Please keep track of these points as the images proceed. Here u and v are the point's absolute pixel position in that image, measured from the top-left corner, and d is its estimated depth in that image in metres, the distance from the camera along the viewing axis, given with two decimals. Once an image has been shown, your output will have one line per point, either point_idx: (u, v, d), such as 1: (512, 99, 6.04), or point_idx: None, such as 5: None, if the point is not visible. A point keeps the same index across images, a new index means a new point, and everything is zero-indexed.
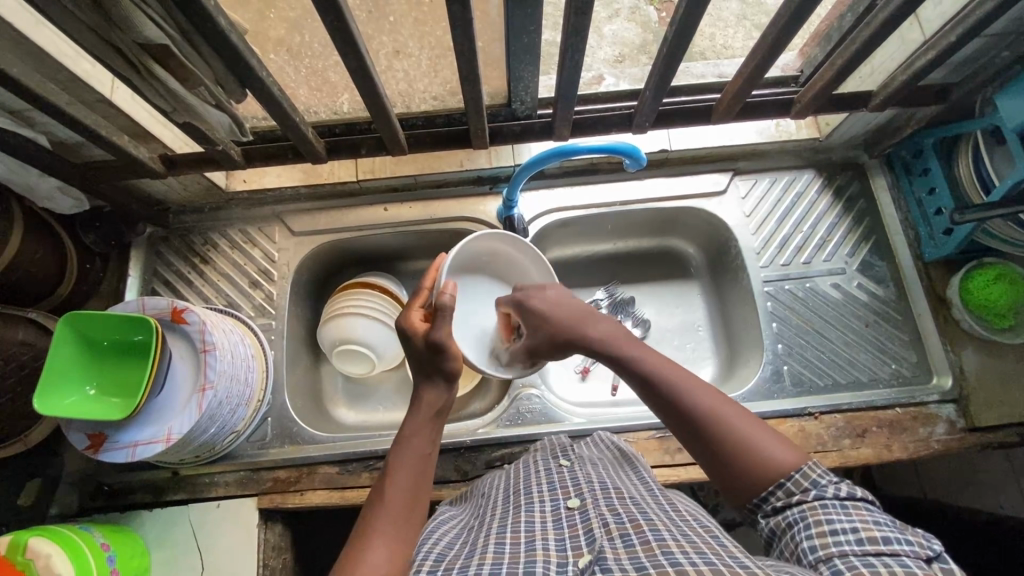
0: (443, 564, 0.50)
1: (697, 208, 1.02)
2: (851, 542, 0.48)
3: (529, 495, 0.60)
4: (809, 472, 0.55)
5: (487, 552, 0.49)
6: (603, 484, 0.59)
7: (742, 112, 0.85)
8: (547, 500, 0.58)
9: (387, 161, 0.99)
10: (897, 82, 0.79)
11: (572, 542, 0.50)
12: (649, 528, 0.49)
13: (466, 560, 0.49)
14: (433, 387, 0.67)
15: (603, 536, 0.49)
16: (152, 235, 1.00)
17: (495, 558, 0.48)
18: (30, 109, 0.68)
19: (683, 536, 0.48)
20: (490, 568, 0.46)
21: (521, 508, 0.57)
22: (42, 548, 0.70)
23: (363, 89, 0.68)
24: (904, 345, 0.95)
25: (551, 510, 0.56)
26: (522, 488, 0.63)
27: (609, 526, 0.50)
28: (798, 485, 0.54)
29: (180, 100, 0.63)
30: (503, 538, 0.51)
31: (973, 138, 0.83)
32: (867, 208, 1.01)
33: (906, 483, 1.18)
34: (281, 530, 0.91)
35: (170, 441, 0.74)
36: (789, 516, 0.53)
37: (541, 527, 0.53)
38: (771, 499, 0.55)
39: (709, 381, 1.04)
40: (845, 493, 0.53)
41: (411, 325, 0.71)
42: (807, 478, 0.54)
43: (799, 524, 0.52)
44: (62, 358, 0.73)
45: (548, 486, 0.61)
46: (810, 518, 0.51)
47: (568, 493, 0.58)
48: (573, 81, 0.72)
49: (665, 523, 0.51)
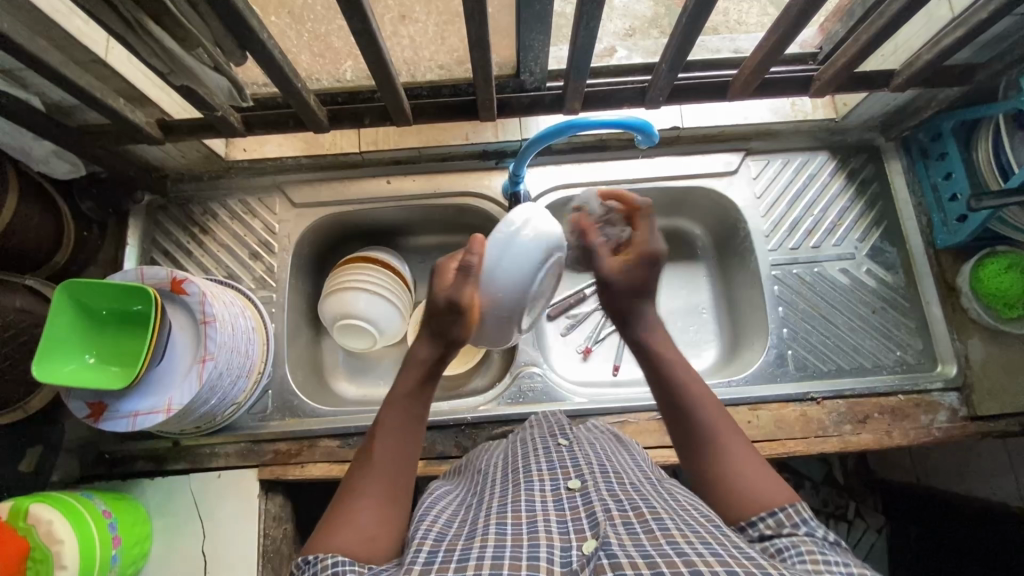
0: (444, 545, 0.49)
1: (706, 189, 0.99)
2: (843, 572, 0.44)
3: (528, 473, 0.59)
4: (799, 508, 0.53)
5: (487, 532, 0.49)
6: (602, 467, 0.60)
7: (759, 89, 0.83)
8: (547, 479, 0.58)
9: (390, 132, 0.97)
10: (921, 61, 0.76)
11: (574, 525, 0.50)
12: (652, 518, 0.49)
13: (465, 541, 0.49)
14: (429, 347, 0.63)
15: (606, 522, 0.49)
16: (151, 203, 0.98)
17: (497, 539, 0.47)
18: (22, 68, 0.65)
19: (688, 526, 0.48)
20: (493, 550, 0.46)
21: (521, 486, 0.57)
22: (43, 513, 0.70)
23: (368, 55, 0.65)
24: (910, 332, 0.94)
25: (552, 490, 0.56)
26: (521, 465, 0.62)
27: (612, 512, 0.51)
28: (787, 518, 0.52)
29: (178, 61, 0.60)
30: (503, 517, 0.51)
31: (993, 123, 0.81)
32: (880, 191, 0.99)
33: (901, 468, 1.19)
34: (281, 500, 0.91)
35: (171, 411, 0.74)
36: (778, 544, 0.50)
37: (543, 507, 0.53)
38: (760, 524, 0.53)
39: (710, 363, 1.03)
40: (832, 539, 0.51)
41: (444, 270, 0.63)
42: (797, 514, 0.52)
43: (790, 550, 0.48)
44: (63, 327, 0.73)
45: (548, 465, 0.61)
46: (802, 547, 0.48)
47: (568, 473, 0.58)
48: (587, 52, 0.70)
49: (667, 512, 0.51)
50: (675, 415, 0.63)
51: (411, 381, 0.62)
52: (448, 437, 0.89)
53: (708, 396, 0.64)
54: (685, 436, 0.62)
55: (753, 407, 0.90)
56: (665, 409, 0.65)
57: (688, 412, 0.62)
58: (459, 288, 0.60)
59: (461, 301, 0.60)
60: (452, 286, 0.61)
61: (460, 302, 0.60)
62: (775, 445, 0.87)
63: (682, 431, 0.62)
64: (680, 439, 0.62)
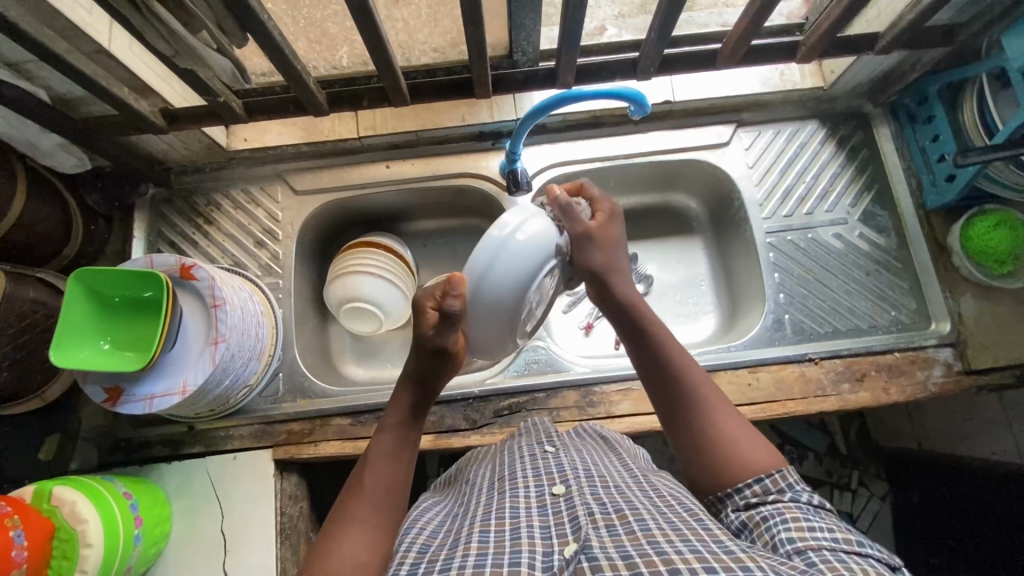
0: (427, 556, 0.52)
1: (700, 161, 1.01)
2: (828, 539, 0.49)
3: (514, 480, 0.61)
4: (786, 474, 0.57)
5: (471, 541, 0.52)
6: (588, 471, 0.62)
7: (746, 58, 0.85)
8: (532, 486, 0.60)
9: (388, 116, 0.98)
10: (904, 22, 0.78)
11: (557, 530, 0.51)
12: (634, 518, 0.51)
13: (450, 551, 0.51)
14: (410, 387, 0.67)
15: (588, 525, 0.50)
16: (155, 196, 1.00)
17: (480, 548, 0.50)
18: (29, 59, 0.67)
19: (669, 524, 0.50)
20: (476, 558, 0.48)
21: (506, 493, 0.59)
22: (66, 495, 0.72)
23: (366, 35, 0.67)
24: (902, 292, 0.96)
25: (537, 495, 0.57)
26: (507, 473, 0.64)
27: (595, 515, 0.52)
28: (774, 483, 0.56)
29: (182, 43, 0.62)
30: (488, 525, 0.53)
31: (978, 84, 0.83)
32: (871, 157, 1.01)
33: (900, 433, 1.21)
34: (296, 480, 0.93)
35: (186, 392, 0.76)
36: (764, 511, 0.54)
37: (527, 513, 0.55)
38: (744, 491, 0.57)
39: (710, 332, 1.06)
40: (816, 501, 0.55)
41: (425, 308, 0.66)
42: (784, 479, 0.56)
43: (774, 519, 0.52)
44: (78, 315, 0.75)
45: (534, 471, 0.63)
46: (786, 514, 0.52)
47: (552, 479, 0.60)
48: (577, 27, 0.72)
49: (650, 512, 0.53)
50: (660, 381, 0.66)
51: (399, 413, 0.66)
52: (456, 411, 0.91)
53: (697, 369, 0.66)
54: (673, 405, 0.65)
55: (753, 369, 0.92)
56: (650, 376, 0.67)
57: (677, 376, 0.65)
58: (442, 334, 0.64)
59: (445, 346, 0.65)
60: (435, 330, 0.64)
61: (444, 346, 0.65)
62: (775, 406, 0.90)
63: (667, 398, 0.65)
64: (667, 410, 0.65)
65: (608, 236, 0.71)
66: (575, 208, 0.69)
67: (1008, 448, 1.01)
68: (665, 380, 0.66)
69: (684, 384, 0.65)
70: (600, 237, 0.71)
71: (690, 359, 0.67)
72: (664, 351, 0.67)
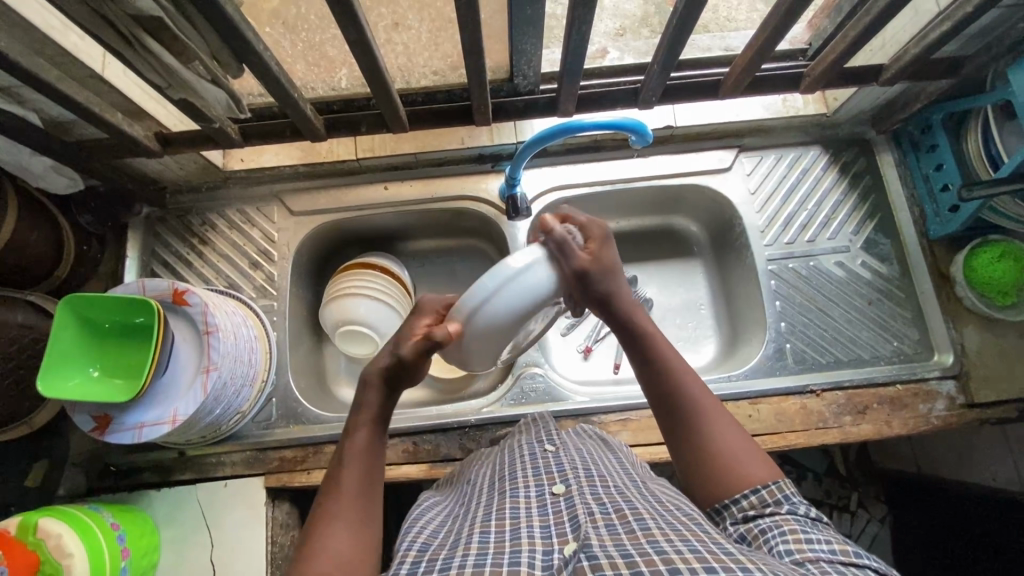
0: (427, 555, 0.50)
1: (701, 186, 1.00)
2: (825, 550, 0.47)
3: (514, 480, 0.60)
4: (782, 485, 0.55)
5: (470, 542, 0.50)
6: (587, 471, 0.60)
7: (751, 86, 0.83)
8: (532, 486, 0.58)
9: (386, 138, 0.97)
10: (909, 55, 0.77)
11: (556, 529, 0.50)
12: (635, 518, 0.49)
13: (449, 551, 0.49)
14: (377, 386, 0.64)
15: (588, 524, 0.49)
16: (149, 215, 0.98)
17: (479, 548, 0.48)
18: (19, 85, 0.66)
19: (670, 525, 0.48)
20: (476, 558, 0.46)
21: (506, 494, 0.57)
22: (53, 527, 0.70)
23: (364, 65, 0.66)
24: (905, 322, 0.95)
25: (537, 496, 0.56)
26: (507, 473, 0.63)
27: (595, 514, 0.50)
28: (770, 495, 0.55)
29: (175, 75, 0.61)
30: (488, 526, 0.52)
31: (983, 114, 0.82)
32: (873, 184, 1.00)
33: (901, 457, 1.19)
34: (288, 508, 0.92)
35: (176, 422, 0.74)
36: (762, 524, 0.52)
37: (527, 514, 0.53)
38: (741, 502, 0.55)
39: (710, 359, 1.04)
40: (813, 514, 0.54)
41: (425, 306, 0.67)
42: (780, 491, 0.55)
43: (773, 531, 0.51)
44: (64, 341, 0.73)
45: (533, 470, 0.61)
46: (784, 527, 0.51)
47: (553, 478, 0.58)
48: (579, 56, 0.71)
49: (650, 513, 0.51)
50: (658, 392, 0.64)
51: (371, 408, 0.63)
52: (452, 440, 0.90)
53: (699, 380, 0.64)
54: (670, 420, 0.63)
55: (753, 401, 0.91)
56: (650, 384, 0.65)
57: (677, 390, 0.63)
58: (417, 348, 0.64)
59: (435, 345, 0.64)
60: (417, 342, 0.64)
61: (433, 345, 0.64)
62: (775, 438, 0.88)
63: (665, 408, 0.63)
64: (664, 418, 0.63)
65: (603, 262, 0.67)
66: (568, 243, 0.65)
67: (1010, 479, 0.99)
68: (665, 392, 0.64)
69: (683, 396, 0.63)
70: (595, 266, 0.66)
71: (689, 368, 0.65)
72: (666, 358, 0.65)
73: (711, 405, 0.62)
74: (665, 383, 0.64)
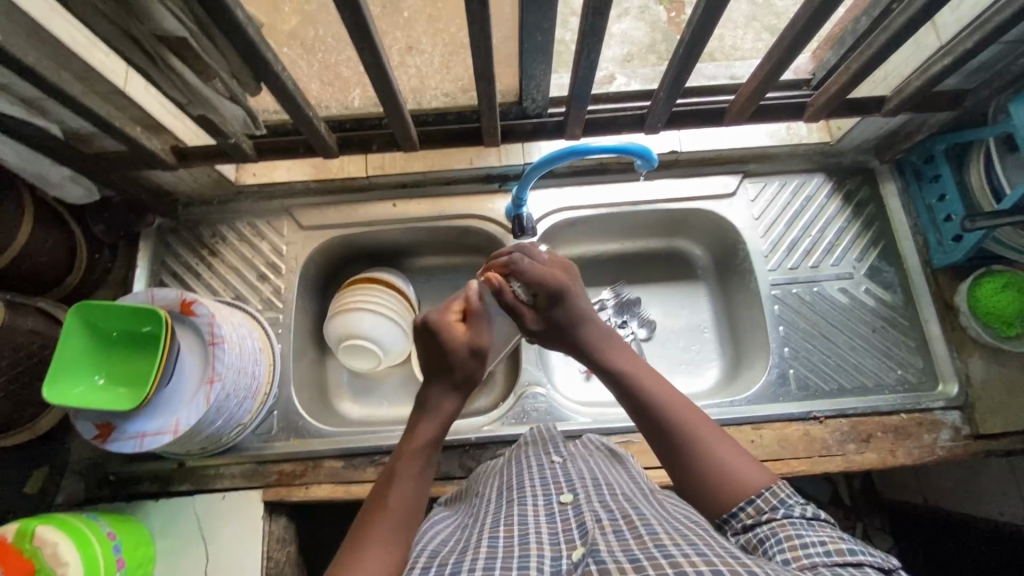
0: (437, 561, 0.50)
1: (705, 211, 1.02)
2: (820, 553, 0.47)
3: (522, 489, 0.59)
4: (776, 491, 0.55)
5: (480, 546, 0.49)
6: (596, 480, 0.59)
7: (755, 114, 0.85)
8: (540, 494, 0.58)
9: (396, 157, 0.99)
10: (911, 87, 0.78)
11: (566, 535, 0.49)
12: (643, 524, 0.49)
13: (460, 556, 0.49)
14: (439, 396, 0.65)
15: (596, 530, 0.48)
16: (161, 226, 1.00)
17: (489, 552, 0.48)
18: (43, 98, 0.68)
19: (676, 530, 0.48)
20: (485, 562, 0.46)
21: (514, 502, 0.57)
22: (49, 535, 0.70)
23: (379, 86, 0.68)
24: (910, 351, 0.95)
25: (545, 504, 0.55)
26: (516, 483, 0.62)
27: (602, 522, 0.50)
28: (766, 502, 0.54)
29: (196, 92, 0.63)
30: (497, 532, 0.51)
31: (984, 147, 0.83)
32: (877, 212, 1.01)
33: (907, 488, 1.17)
34: (286, 522, 0.91)
35: (178, 432, 0.74)
36: (760, 533, 0.52)
37: (535, 520, 0.52)
38: (740, 515, 0.55)
39: (713, 383, 1.04)
40: (811, 513, 0.53)
41: (446, 322, 0.66)
42: (775, 496, 0.54)
43: (771, 540, 0.50)
44: (74, 348, 0.74)
45: (541, 480, 0.61)
46: (781, 534, 0.50)
47: (560, 487, 0.58)
48: (587, 82, 0.72)
49: (657, 519, 0.50)
50: (645, 421, 0.63)
51: (425, 434, 0.63)
52: (452, 457, 0.90)
53: (679, 399, 0.64)
54: (660, 439, 0.62)
55: (757, 426, 0.90)
56: (634, 410, 0.64)
57: (658, 411, 0.62)
58: (474, 334, 0.67)
59: (483, 344, 0.66)
60: (467, 330, 0.66)
61: (481, 344, 0.66)
62: (778, 464, 0.88)
63: (650, 428, 0.62)
64: (653, 438, 0.62)
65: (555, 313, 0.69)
66: (521, 281, 0.69)
67: None
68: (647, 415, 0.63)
69: (665, 418, 0.62)
70: (546, 321, 0.70)
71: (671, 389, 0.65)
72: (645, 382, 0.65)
73: (696, 424, 0.61)
74: (647, 404, 0.63)
